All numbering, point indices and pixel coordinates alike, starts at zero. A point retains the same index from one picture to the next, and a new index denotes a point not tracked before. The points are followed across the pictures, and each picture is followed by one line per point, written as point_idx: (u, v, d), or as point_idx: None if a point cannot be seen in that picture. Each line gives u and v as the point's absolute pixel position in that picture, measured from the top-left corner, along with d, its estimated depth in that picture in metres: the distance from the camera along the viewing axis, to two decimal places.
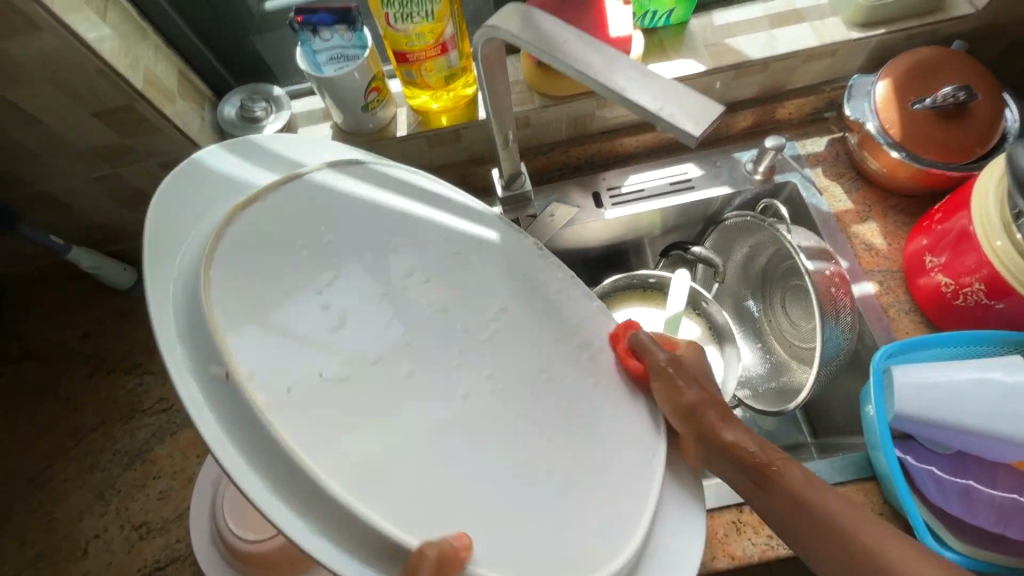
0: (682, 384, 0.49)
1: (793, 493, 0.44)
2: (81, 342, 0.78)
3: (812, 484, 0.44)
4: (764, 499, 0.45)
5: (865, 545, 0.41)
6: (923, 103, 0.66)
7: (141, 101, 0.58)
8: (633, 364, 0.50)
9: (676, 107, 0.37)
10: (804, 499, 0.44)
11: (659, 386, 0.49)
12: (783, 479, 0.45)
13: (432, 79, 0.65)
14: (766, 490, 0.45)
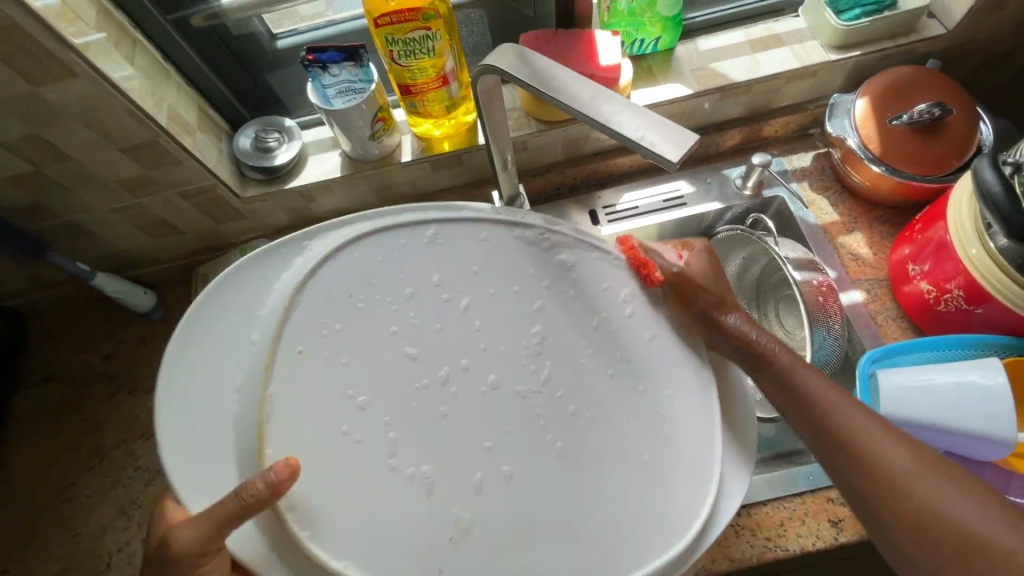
0: (692, 292, 0.56)
1: (834, 423, 0.49)
2: (103, 363, 0.81)
3: (850, 414, 0.49)
4: (806, 425, 0.51)
5: (890, 471, 0.45)
6: (900, 120, 0.70)
7: (164, 135, 0.62)
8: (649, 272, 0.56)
9: (656, 135, 0.41)
10: (838, 427, 0.48)
11: (673, 295, 0.56)
12: (827, 409, 0.49)
13: (434, 108, 0.69)
14: (810, 418, 0.50)
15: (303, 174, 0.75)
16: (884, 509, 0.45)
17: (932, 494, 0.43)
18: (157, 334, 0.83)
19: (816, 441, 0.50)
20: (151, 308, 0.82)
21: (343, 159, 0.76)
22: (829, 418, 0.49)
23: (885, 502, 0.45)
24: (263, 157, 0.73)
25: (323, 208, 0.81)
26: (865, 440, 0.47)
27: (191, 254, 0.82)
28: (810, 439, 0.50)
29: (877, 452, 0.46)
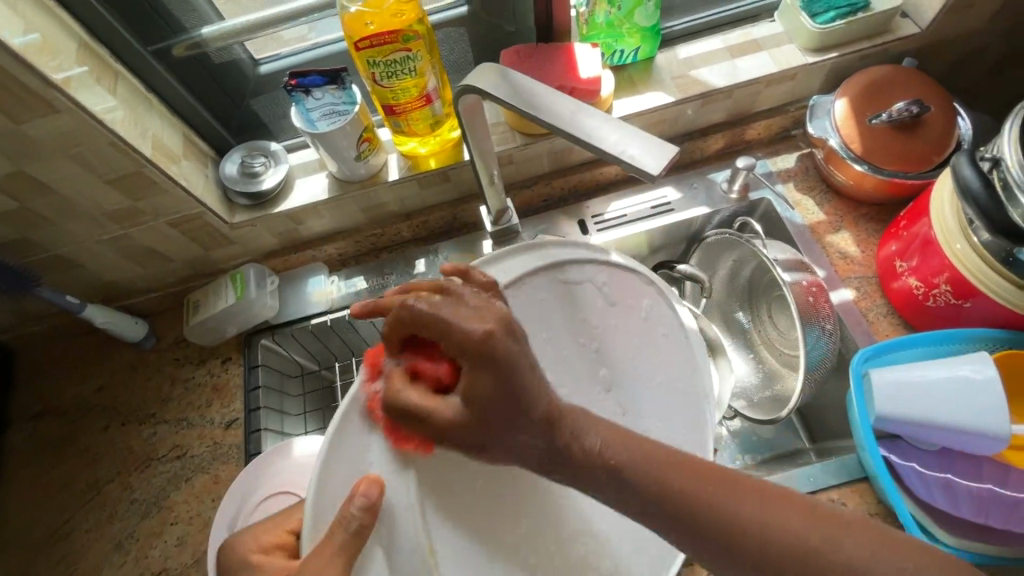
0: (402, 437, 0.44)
1: (687, 499, 0.40)
2: (96, 395, 0.81)
3: (638, 457, 0.41)
4: (643, 507, 0.40)
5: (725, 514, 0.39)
6: (880, 118, 0.71)
7: (149, 166, 0.62)
8: (376, 411, 0.46)
9: (636, 148, 0.41)
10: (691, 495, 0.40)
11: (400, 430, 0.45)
12: (663, 481, 0.40)
13: (419, 126, 0.69)
14: (655, 498, 0.40)
15: (290, 197, 0.75)
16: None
17: (816, 542, 0.37)
18: (150, 364, 0.82)
19: (685, 526, 0.40)
20: (143, 337, 0.82)
21: (331, 181, 0.76)
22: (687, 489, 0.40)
23: (776, 572, 0.38)
24: (250, 182, 0.73)
25: (312, 230, 0.81)
26: (720, 504, 0.39)
27: (181, 281, 0.82)
28: (669, 525, 0.40)
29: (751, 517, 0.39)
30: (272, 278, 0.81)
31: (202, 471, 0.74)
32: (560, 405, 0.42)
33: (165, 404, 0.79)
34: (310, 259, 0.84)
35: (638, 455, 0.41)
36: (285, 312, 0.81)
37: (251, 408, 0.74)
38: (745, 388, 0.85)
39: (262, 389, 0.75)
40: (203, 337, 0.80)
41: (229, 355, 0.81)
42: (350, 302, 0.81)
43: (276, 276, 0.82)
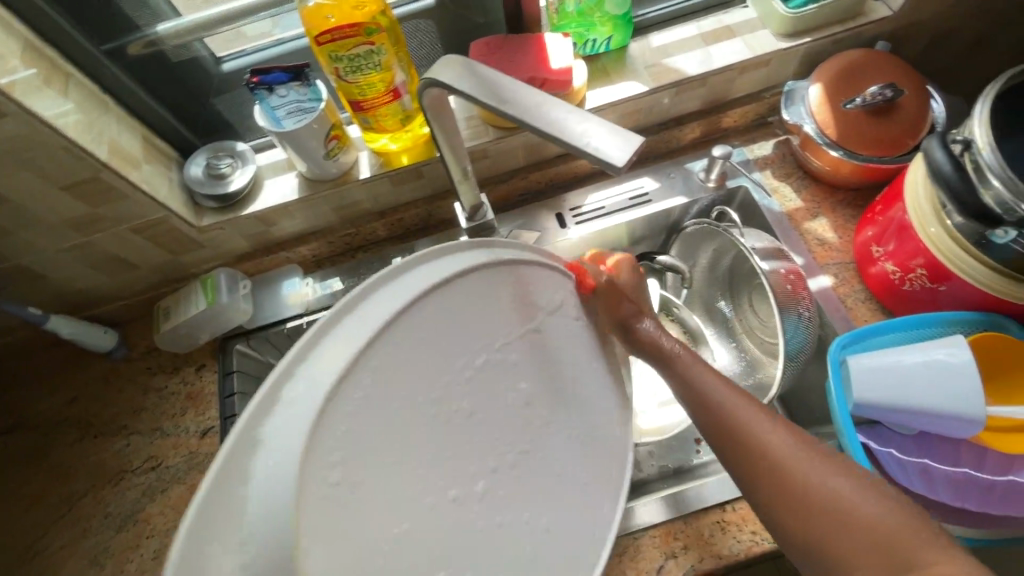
0: (622, 303, 0.61)
1: (781, 487, 0.44)
2: (66, 408, 0.78)
3: (709, 388, 0.53)
4: (706, 423, 0.51)
5: (817, 502, 0.43)
6: (854, 103, 0.70)
7: (107, 170, 0.60)
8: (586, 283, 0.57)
9: (601, 140, 0.40)
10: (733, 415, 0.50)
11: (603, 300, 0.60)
12: (765, 467, 0.46)
13: (388, 122, 0.68)
14: (707, 413, 0.51)
15: (259, 199, 0.73)
16: (779, 492, 0.45)
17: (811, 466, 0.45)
18: (121, 373, 0.80)
19: (717, 437, 0.50)
20: (113, 346, 0.80)
21: (301, 181, 0.74)
22: (734, 412, 0.50)
23: (775, 485, 0.45)
24: (217, 184, 0.71)
25: (284, 231, 0.79)
26: (752, 429, 0.48)
27: (151, 288, 0.80)
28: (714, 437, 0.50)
29: (769, 437, 0.47)
30: (245, 282, 0.79)
31: (178, 482, 0.72)
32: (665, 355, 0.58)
33: (138, 415, 0.77)
34: (283, 261, 0.82)
35: (698, 385, 0.53)
36: (260, 316, 0.79)
37: (224, 415, 0.72)
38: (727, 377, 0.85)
39: (237, 395, 0.73)
40: (175, 345, 0.78)
41: (203, 362, 0.79)
42: (327, 304, 0.79)
43: (249, 279, 0.80)
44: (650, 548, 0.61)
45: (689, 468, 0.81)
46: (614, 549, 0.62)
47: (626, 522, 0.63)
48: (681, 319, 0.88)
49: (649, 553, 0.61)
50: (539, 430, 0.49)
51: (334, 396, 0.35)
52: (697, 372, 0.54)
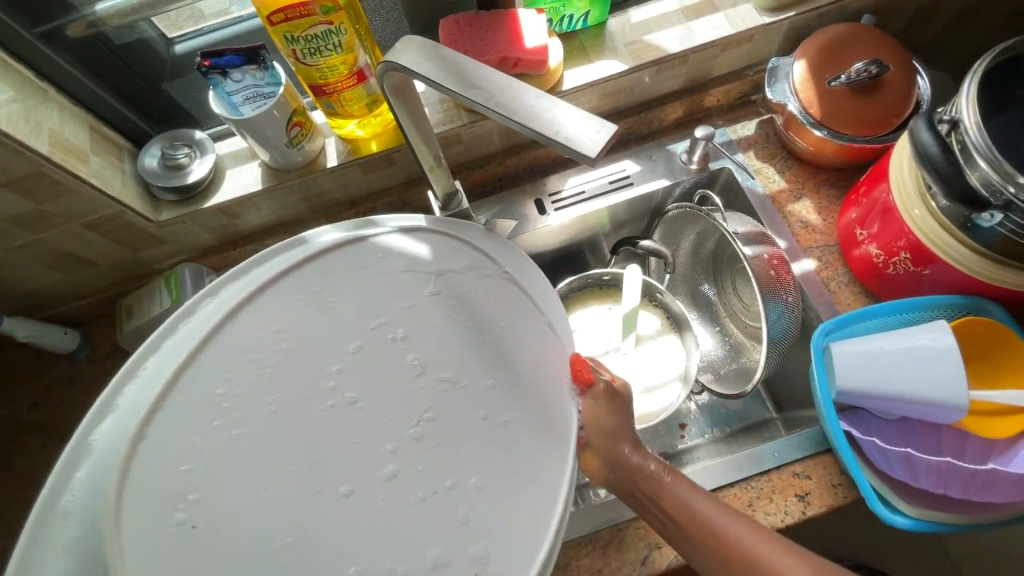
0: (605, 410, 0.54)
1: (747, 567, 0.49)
2: (29, 413, 0.75)
3: (685, 506, 0.52)
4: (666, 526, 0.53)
5: None
6: (839, 80, 0.68)
7: (49, 164, 0.56)
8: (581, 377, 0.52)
9: (570, 128, 0.37)
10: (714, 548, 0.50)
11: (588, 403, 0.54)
12: (728, 550, 0.50)
13: (354, 107, 0.64)
14: (672, 521, 0.52)
15: (221, 190, 0.70)
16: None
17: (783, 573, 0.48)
18: (87, 375, 0.76)
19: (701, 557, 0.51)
20: (76, 347, 0.76)
21: (264, 170, 0.70)
22: (712, 536, 0.50)
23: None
24: (174, 175, 0.67)
25: (251, 223, 0.75)
26: (710, 521, 0.51)
27: (113, 286, 0.76)
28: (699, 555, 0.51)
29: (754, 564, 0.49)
30: (211, 277, 0.75)
31: None
32: (636, 468, 0.54)
33: None
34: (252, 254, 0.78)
35: (681, 507, 0.52)
36: None
37: None
38: (711, 361, 0.85)
39: None
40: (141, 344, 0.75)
41: None
42: None
43: (215, 274, 0.76)
44: (635, 539, 0.61)
45: (673, 454, 0.81)
46: (597, 541, 0.61)
47: (610, 515, 0.62)
48: (664, 304, 0.85)
49: (634, 545, 0.61)
50: (454, 395, 0.48)
51: (224, 327, 0.46)
52: (674, 494, 0.53)
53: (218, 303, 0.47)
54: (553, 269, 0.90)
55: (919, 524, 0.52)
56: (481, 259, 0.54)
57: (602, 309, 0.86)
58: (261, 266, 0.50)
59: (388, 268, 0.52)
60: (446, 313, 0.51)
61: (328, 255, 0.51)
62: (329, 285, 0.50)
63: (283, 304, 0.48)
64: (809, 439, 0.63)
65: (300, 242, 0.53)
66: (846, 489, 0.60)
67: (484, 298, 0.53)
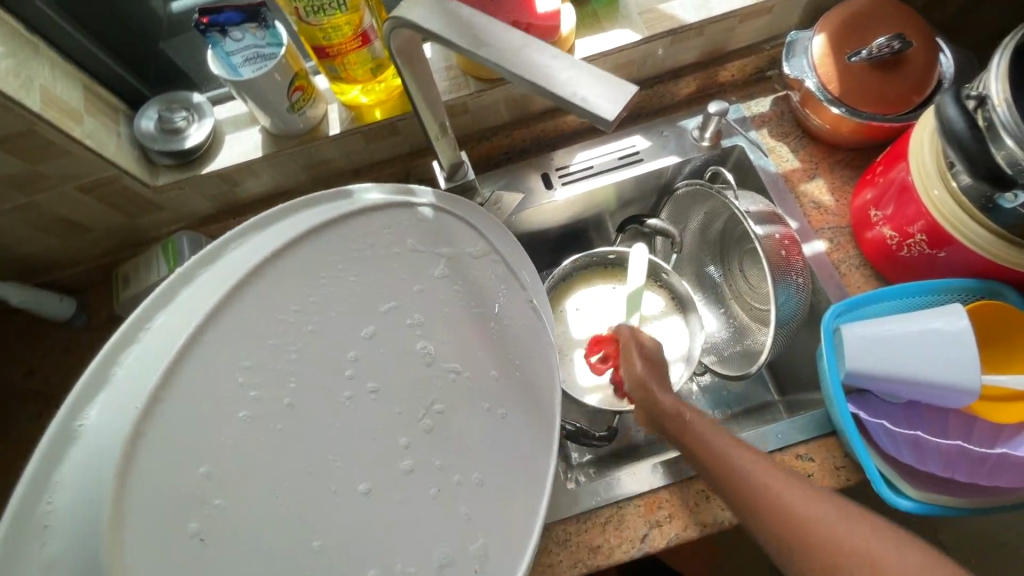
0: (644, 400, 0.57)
1: (816, 538, 0.43)
2: (25, 379, 0.74)
3: (708, 435, 0.52)
4: (734, 497, 0.48)
5: (845, 548, 0.42)
6: (859, 56, 0.66)
7: (42, 123, 0.54)
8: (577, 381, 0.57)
9: (588, 90, 0.36)
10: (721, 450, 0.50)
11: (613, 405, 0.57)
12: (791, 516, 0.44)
13: (358, 71, 0.62)
14: (736, 493, 0.48)
15: (219, 156, 0.67)
16: (758, 517, 0.46)
17: (778, 486, 0.46)
18: (83, 343, 0.75)
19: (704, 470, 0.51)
20: (72, 314, 0.75)
21: (264, 137, 0.68)
22: (722, 449, 0.50)
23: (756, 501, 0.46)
24: (171, 139, 0.65)
25: (250, 192, 0.73)
26: (773, 490, 0.46)
27: (109, 252, 0.75)
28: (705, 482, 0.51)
29: (747, 469, 0.48)
30: (209, 246, 0.73)
31: None
32: (659, 406, 0.57)
33: None
34: None
35: (745, 480, 0.47)
36: None
37: None
38: (715, 343, 0.84)
39: None
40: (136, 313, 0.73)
41: None
42: None
43: (214, 243, 0.74)
44: (635, 517, 0.61)
45: None
46: (598, 518, 0.61)
47: (611, 493, 0.62)
48: (669, 284, 0.84)
49: (633, 522, 0.61)
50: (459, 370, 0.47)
51: (230, 296, 0.41)
52: (694, 418, 0.54)
53: (231, 259, 0.44)
54: (558, 246, 0.89)
55: (924, 506, 0.52)
56: (486, 251, 0.53)
57: (606, 288, 0.85)
58: (302, 214, 0.48)
59: (401, 249, 0.50)
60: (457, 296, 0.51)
61: (364, 217, 0.49)
62: (357, 252, 0.48)
63: (312, 267, 0.46)
64: (812, 421, 0.63)
65: (321, 202, 0.49)
66: (850, 473, 0.60)
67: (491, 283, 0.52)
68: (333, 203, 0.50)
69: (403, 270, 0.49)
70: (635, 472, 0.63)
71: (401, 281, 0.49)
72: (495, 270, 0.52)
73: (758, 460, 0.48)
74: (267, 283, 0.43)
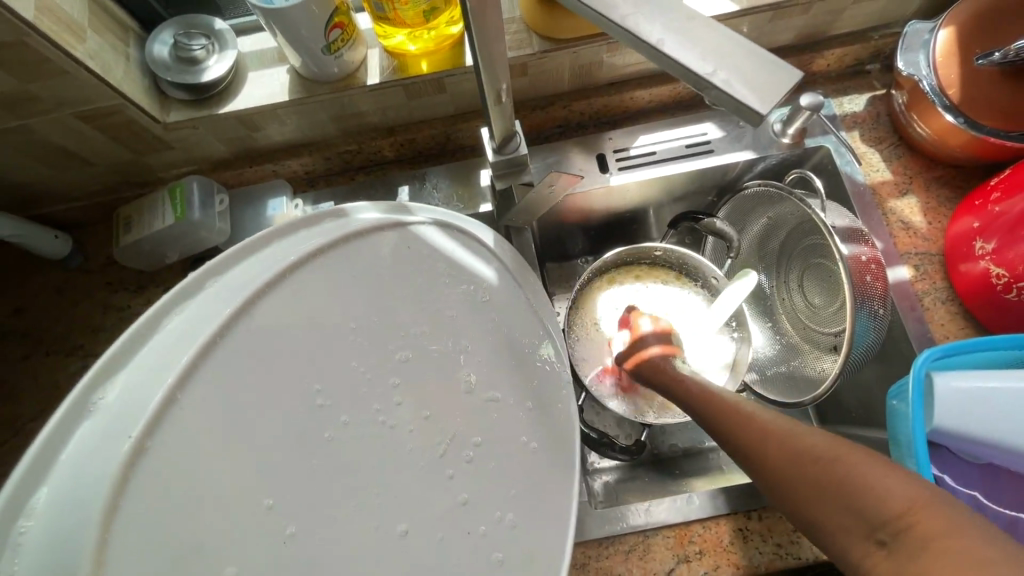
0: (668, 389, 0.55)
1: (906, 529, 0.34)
2: (11, 318, 0.68)
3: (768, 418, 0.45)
4: (797, 490, 0.40)
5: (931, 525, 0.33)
6: (990, 59, 0.55)
7: (37, 36, 0.46)
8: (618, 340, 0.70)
9: (733, 70, 0.28)
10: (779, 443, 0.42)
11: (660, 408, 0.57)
12: (873, 502, 0.36)
13: (408, 13, 0.53)
14: (798, 478, 0.40)
15: (239, 95, 0.59)
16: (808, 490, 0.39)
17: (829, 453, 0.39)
18: (79, 286, 0.69)
19: (748, 456, 0.44)
20: (67, 254, 0.68)
21: (293, 79, 0.60)
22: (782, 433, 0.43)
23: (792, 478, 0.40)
24: (188, 70, 0.57)
25: (270, 139, 0.65)
26: (843, 467, 0.38)
27: (111, 190, 0.67)
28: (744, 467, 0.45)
29: (799, 443, 0.41)
30: (222, 196, 0.66)
31: None
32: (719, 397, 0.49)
33: (96, 336, 0.67)
34: (270, 175, 0.69)
35: (799, 458, 0.40)
36: (239, 237, 0.67)
37: None
38: (759, 360, 0.77)
39: None
40: (137, 262, 0.67)
41: (172, 284, 0.68)
42: None
43: (226, 192, 0.67)
44: (662, 549, 0.55)
45: (699, 451, 0.74)
46: (624, 544, 0.56)
47: (638, 519, 0.56)
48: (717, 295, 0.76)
49: (661, 553, 0.55)
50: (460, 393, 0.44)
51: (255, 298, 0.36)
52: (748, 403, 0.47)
53: (233, 276, 0.40)
54: (600, 235, 0.81)
55: None
56: (502, 273, 0.50)
57: (648, 287, 0.77)
58: (288, 240, 0.43)
59: (414, 269, 0.47)
60: (476, 324, 0.47)
61: (367, 243, 0.45)
62: (364, 275, 0.44)
63: (321, 288, 0.42)
64: None
65: (331, 218, 0.46)
66: None
67: (500, 297, 0.49)
68: (319, 227, 0.45)
69: (418, 288, 0.46)
70: (665, 500, 0.57)
71: (417, 297, 0.46)
72: (513, 288, 0.50)
73: (819, 435, 0.41)
74: (271, 301, 0.39)
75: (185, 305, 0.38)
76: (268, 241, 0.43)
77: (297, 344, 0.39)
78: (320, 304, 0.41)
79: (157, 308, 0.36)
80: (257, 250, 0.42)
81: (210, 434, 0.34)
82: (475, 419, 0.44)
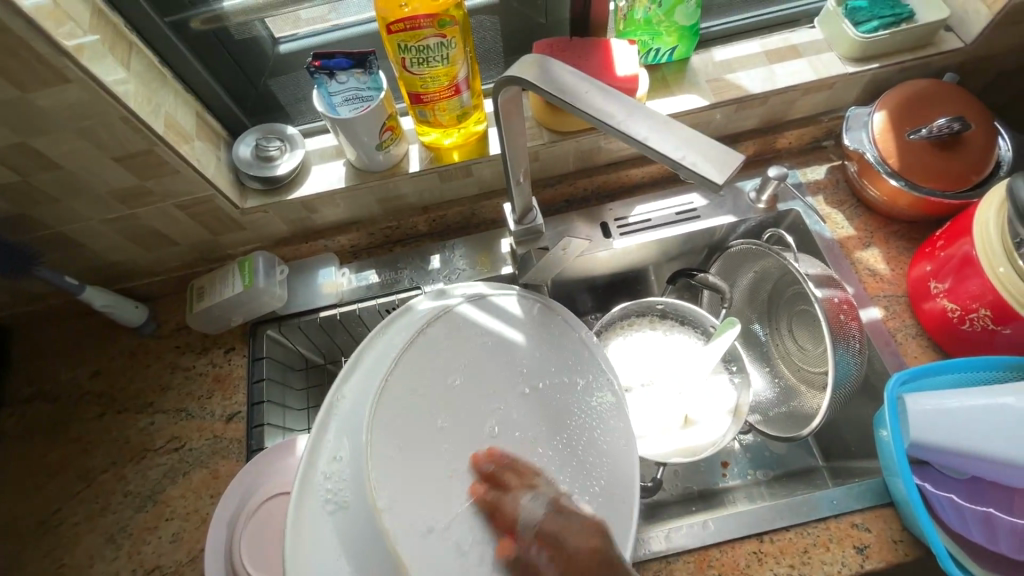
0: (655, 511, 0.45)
1: None
2: (89, 380, 0.77)
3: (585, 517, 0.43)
4: None
5: None
6: (919, 134, 0.68)
7: (161, 144, 0.59)
8: None
9: (698, 155, 0.40)
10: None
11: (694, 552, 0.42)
12: None
13: (445, 117, 0.67)
14: None
15: (305, 183, 0.72)
16: None
17: None
18: (151, 351, 0.78)
19: None
20: (143, 322, 0.78)
21: (348, 170, 0.73)
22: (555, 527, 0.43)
23: None
24: (264, 166, 0.70)
25: (326, 219, 0.78)
26: None
27: (186, 266, 0.78)
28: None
29: None
30: (282, 267, 0.77)
31: (200, 465, 0.70)
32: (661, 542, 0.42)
33: (164, 393, 0.75)
34: (321, 249, 0.80)
35: None
36: (294, 302, 0.77)
37: (253, 401, 0.72)
38: (760, 403, 0.83)
39: (266, 381, 0.73)
40: (208, 325, 0.77)
41: (232, 345, 0.77)
42: (362, 296, 0.77)
43: (286, 265, 0.79)
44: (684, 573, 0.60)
45: (713, 492, 0.79)
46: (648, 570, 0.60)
47: (659, 545, 0.60)
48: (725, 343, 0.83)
49: None
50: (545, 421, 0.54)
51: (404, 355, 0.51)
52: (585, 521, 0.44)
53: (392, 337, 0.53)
54: (606, 293, 0.91)
55: None
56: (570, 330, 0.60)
57: (654, 337, 0.85)
58: (418, 311, 0.56)
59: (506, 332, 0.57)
60: (564, 341, 0.59)
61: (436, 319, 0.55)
62: (457, 348, 0.54)
63: (423, 362, 0.52)
64: (870, 490, 0.62)
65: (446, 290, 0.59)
66: (907, 546, 0.59)
67: (571, 346, 0.60)
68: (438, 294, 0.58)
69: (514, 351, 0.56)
70: (684, 526, 0.61)
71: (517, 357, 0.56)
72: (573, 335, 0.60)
73: None
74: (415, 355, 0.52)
75: (379, 341, 0.53)
76: (369, 345, 0.53)
77: (442, 389, 0.51)
78: (426, 366, 0.52)
79: (360, 349, 0.52)
80: (401, 317, 0.56)
81: (399, 439, 0.47)
82: (531, 413, 0.54)
